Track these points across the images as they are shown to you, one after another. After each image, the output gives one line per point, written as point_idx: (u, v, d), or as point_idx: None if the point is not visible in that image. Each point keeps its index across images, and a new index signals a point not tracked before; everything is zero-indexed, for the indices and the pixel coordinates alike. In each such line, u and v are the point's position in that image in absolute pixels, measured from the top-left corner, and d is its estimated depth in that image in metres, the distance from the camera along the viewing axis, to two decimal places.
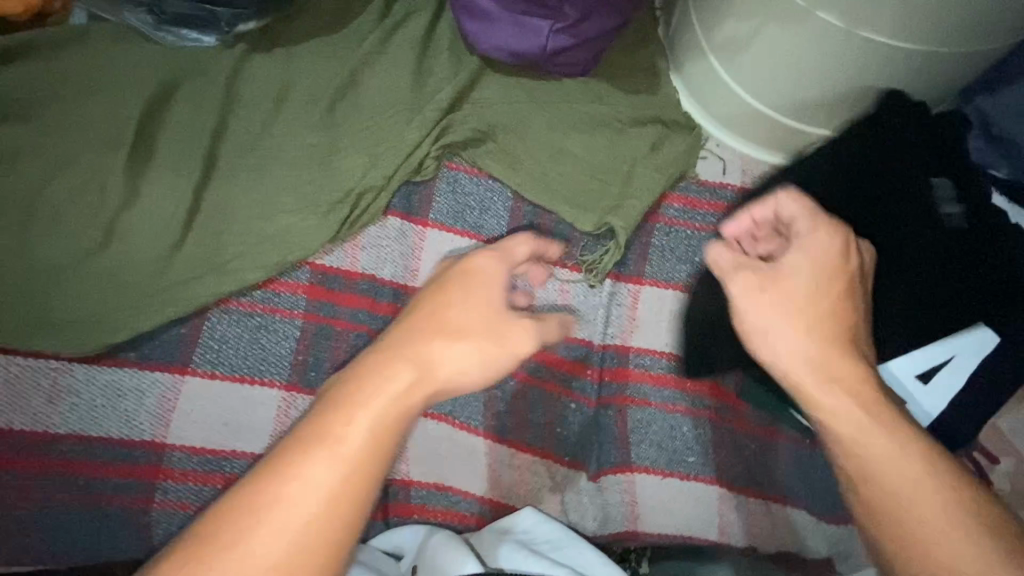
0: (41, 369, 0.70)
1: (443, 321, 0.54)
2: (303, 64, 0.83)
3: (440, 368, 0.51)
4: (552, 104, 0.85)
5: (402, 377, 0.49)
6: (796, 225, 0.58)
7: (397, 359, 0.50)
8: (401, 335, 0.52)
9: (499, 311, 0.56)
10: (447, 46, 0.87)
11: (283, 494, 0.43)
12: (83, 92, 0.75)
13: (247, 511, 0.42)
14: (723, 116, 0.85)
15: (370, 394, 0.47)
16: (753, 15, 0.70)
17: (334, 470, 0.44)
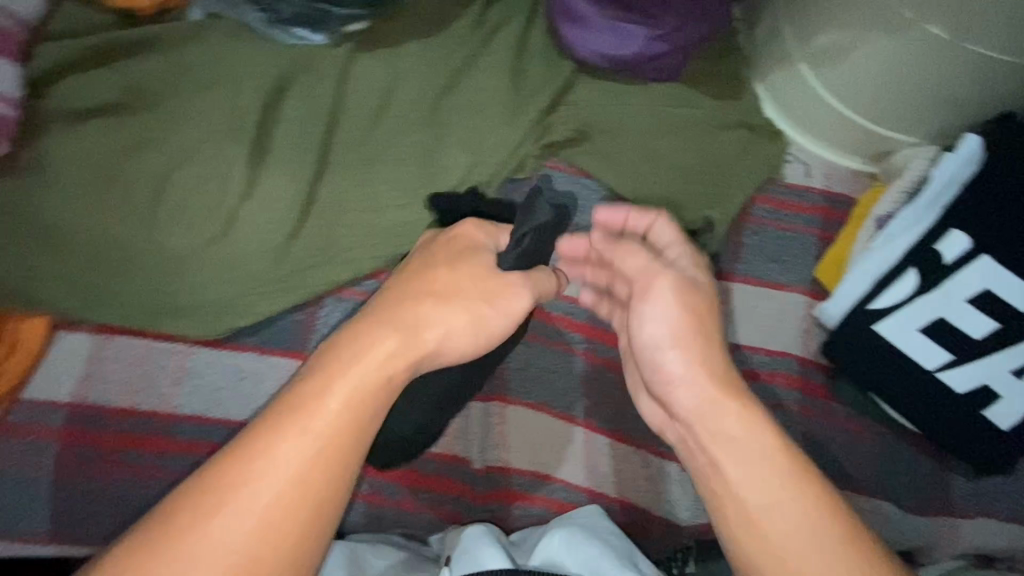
0: (165, 351, 0.73)
1: (432, 312, 0.56)
2: (408, 65, 0.86)
3: (427, 332, 0.55)
4: (644, 107, 0.88)
5: (356, 378, 0.51)
6: (671, 252, 0.66)
7: (370, 349, 0.52)
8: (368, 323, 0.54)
9: (452, 302, 0.57)
10: (542, 49, 0.90)
11: (252, 471, 0.46)
12: (204, 86, 0.77)
13: (206, 503, 0.46)
14: (807, 122, 0.89)
15: (334, 390, 0.50)
16: (855, 27, 0.74)
17: (301, 449, 0.47)
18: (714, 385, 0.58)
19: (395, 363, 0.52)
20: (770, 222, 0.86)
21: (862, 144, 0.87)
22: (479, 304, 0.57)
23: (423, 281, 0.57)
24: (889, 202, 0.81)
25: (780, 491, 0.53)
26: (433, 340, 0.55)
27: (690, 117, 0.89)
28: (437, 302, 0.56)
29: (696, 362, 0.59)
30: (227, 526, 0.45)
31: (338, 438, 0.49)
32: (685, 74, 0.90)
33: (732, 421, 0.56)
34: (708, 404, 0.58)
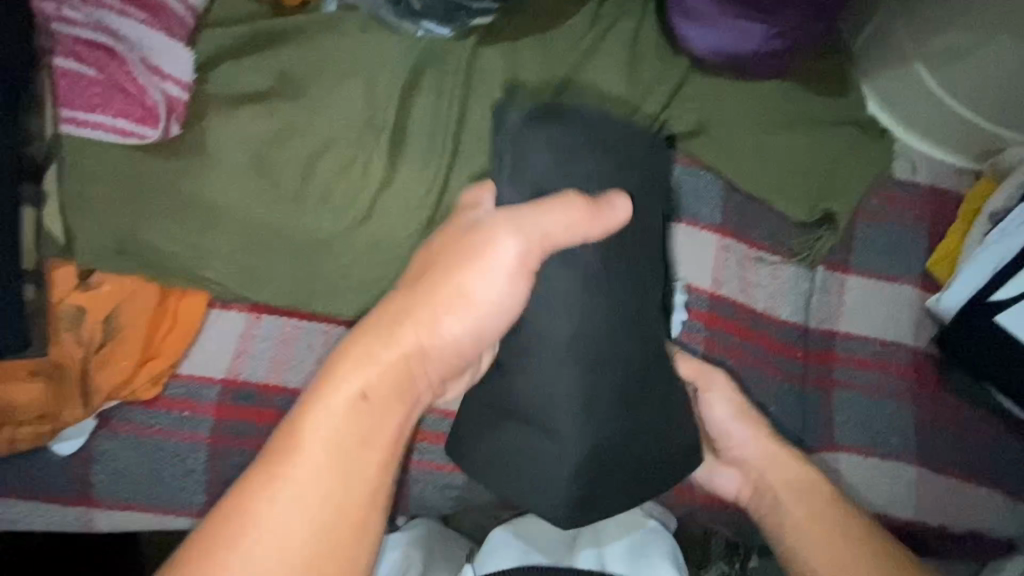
0: (309, 329, 0.74)
1: (422, 316, 0.53)
2: (528, 58, 0.88)
3: (427, 330, 0.53)
4: (756, 102, 0.90)
5: (357, 382, 0.52)
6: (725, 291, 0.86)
7: (361, 355, 0.52)
8: (365, 333, 0.53)
9: (450, 308, 0.54)
10: (656, 45, 0.92)
11: (264, 502, 0.49)
12: (343, 74, 0.79)
13: (247, 500, 0.49)
14: (914, 119, 0.91)
15: (336, 395, 0.51)
16: (982, 26, 0.77)
17: (316, 470, 0.49)
18: (767, 457, 0.77)
19: (385, 372, 0.52)
20: (880, 216, 0.90)
21: (968, 141, 0.89)
22: (446, 278, 0.54)
23: (421, 288, 0.54)
24: (1004, 197, 0.83)
25: (797, 501, 0.73)
26: (410, 344, 0.53)
27: (802, 113, 0.90)
28: (412, 311, 0.54)
29: (747, 438, 0.79)
30: (267, 512, 0.49)
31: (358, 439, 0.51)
32: (796, 70, 0.91)
33: (777, 471, 0.76)
34: (759, 461, 0.77)
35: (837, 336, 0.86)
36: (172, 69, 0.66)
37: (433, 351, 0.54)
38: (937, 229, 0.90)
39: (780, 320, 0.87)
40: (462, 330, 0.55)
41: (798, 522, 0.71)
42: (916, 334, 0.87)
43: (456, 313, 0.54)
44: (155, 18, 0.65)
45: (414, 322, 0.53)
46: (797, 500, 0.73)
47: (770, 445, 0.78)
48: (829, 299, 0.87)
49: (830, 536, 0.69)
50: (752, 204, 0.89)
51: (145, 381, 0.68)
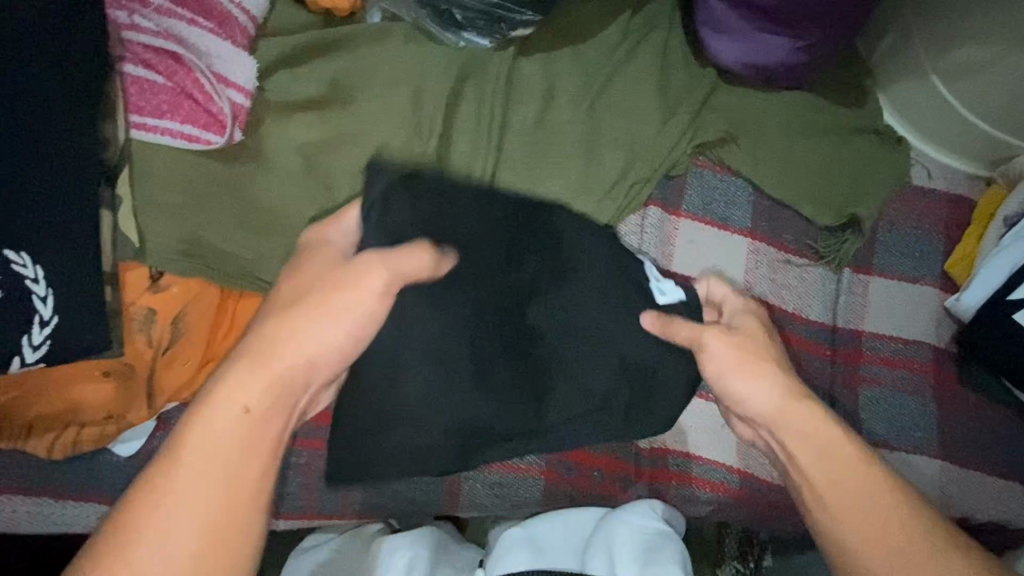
0: None
1: (302, 331, 0.58)
2: (564, 69, 0.92)
3: (238, 372, 0.57)
4: (781, 113, 0.94)
5: (253, 394, 0.56)
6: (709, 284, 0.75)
7: (240, 373, 0.56)
8: (246, 344, 0.58)
9: (325, 321, 0.58)
10: (685, 57, 0.96)
11: (151, 516, 0.53)
12: (391, 83, 0.81)
13: (143, 509, 0.53)
14: (930, 130, 0.95)
15: (216, 406, 0.55)
16: (998, 43, 0.82)
17: (198, 476, 0.54)
18: (793, 418, 0.65)
19: (265, 383, 0.57)
20: (900, 220, 0.94)
21: (981, 149, 0.94)
22: (307, 298, 0.59)
23: (301, 302, 0.59)
24: (1018, 202, 0.88)
25: (834, 470, 0.64)
26: (290, 358, 0.58)
27: (824, 122, 0.95)
28: (284, 328, 0.58)
29: (763, 393, 0.66)
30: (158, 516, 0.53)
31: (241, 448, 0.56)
32: (818, 83, 0.96)
33: (809, 434, 0.65)
34: (784, 423, 0.66)
35: (863, 335, 0.91)
36: (236, 78, 0.68)
37: (287, 360, 0.58)
38: (953, 232, 0.95)
39: (808, 320, 0.91)
40: (339, 344, 0.59)
41: (842, 493, 0.63)
42: (936, 332, 0.91)
43: (329, 324, 0.58)
44: (220, 28, 0.68)
45: (298, 332, 0.58)
46: (835, 468, 0.64)
47: (800, 405, 0.66)
48: (854, 299, 0.92)
49: (865, 512, 0.62)
50: (779, 209, 0.93)
51: (205, 382, 0.69)
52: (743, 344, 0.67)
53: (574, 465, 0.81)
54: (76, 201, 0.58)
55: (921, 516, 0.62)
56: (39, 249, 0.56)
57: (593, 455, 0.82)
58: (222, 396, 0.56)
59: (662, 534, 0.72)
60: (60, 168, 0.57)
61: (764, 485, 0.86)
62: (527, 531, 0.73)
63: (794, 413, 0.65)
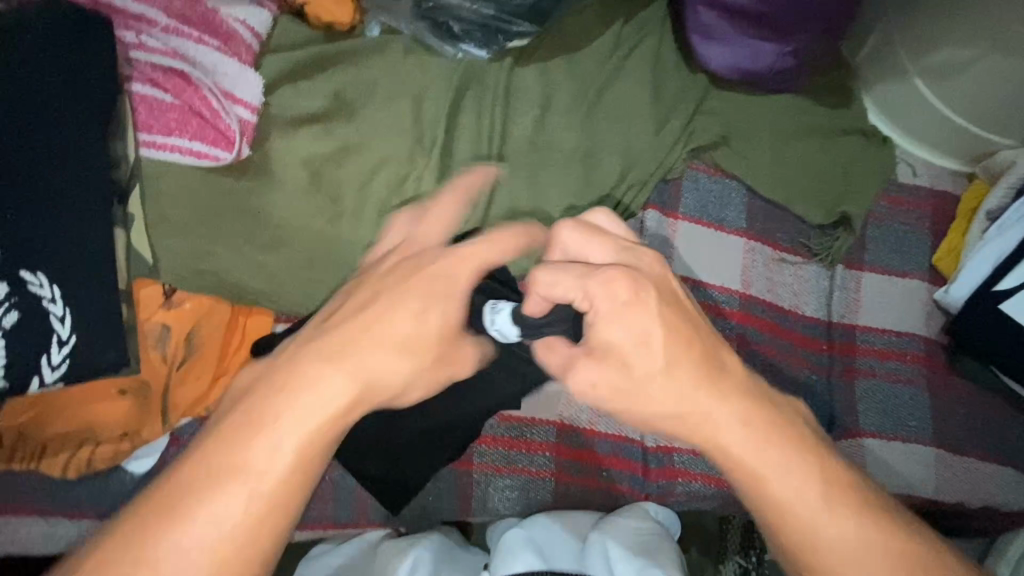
0: None
1: (383, 331, 0.53)
2: (560, 78, 0.94)
3: (318, 384, 0.49)
4: (770, 116, 0.97)
5: (339, 390, 0.49)
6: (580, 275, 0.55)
7: (315, 389, 0.49)
8: (338, 334, 0.52)
9: (406, 318, 0.53)
10: (676, 63, 0.98)
11: (167, 547, 0.44)
12: (392, 95, 0.82)
13: (163, 528, 0.44)
14: (914, 129, 0.99)
15: (300, 392, 0.48)
16: (976, 45, 0.85)
17: (239, 504, 0.45)
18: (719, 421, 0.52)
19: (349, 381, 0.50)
20: (888, 216, 0.97)
21: (963, 146, 0.97)
22: (387, 317, 0.53)
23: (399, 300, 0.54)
24: (1000, 196, 0.91)
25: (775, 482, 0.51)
26: (381, 365, 0.51)
27: (811, 124, 0.98)
28: (381, 339, 0.52)
29: (673, 414, 0.52)
30: (194, 516, 0.45)
31: (307, 451, 0.47)
32: (805, 86, 0.98)
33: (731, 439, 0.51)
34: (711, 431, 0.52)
35: (857, 329, 0.93)
36: (243, 94, 0.68)
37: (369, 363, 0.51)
38: (940, 227, 0.98)
39: (804, 316, 0.94)
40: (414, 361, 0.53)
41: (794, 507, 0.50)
42: (928, 324, 0.95)
43: (413, 320, 0.54)
44: (226, 45, 0.68)
45: (386, 351, 0.52)
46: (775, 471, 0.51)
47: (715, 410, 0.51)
48: (847, 294, 0.94)
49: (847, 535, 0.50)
50: (772, 209, 0.96)
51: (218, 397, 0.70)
52: (610, 369, 0.52)
53: (582, 464, 0.82)
54: (91, 222, 0.59)
55: (886, 514, 0.51)
56: (54, 271, 0.57)
57: (601, 454, 0.83)
58: (309, 383, 0.49)
59: (654, 534, 0.75)
60: (74, 190, 0.58)
61: None
62: (525, 531, 0.74)
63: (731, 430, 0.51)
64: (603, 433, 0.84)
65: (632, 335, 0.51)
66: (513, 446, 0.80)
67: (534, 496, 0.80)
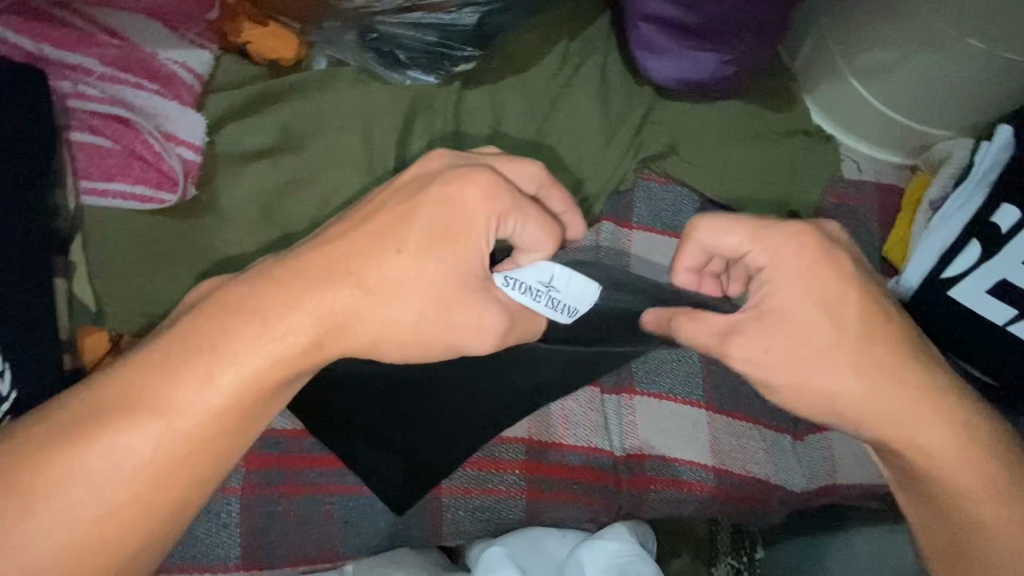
0: None
1: (357, 275, 0.53)
2: (509, 98, 0.96)
3: (270, 325, 0.52)
4: (716, 122, 1.00)
5: (298, 329, 0.52)
6: (748, 258, 0.56)
7: (258, 332, 0.51)
8: (321, 265, 0.53)
9: (393, 255, 0.53)
10: (622, 78, 1.01)
11: (91, 461, 0.49)
12: (341, 125, 0.83)
13: (84, 442, 0.49)
14: (855, 125, 1.02)
15: (255, 324, 0.52)
16: (903, 44, 0.89)
17: (159, 436, 0.50)
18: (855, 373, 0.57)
19: (312, 316, 0.53)
20: (838, 212, 1.00)
21: (903, 140, 1.01)
22: (376, 261, 0.53)
23: (386, 238, 0.54)
24: (939, 187, 0.95)
25: (907, 425, 0.59)
26: (351, 304, 0.53)
27: (757, 128, 1.01)
28: (354, 277, 0.53)
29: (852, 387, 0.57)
30: (123, 436, 0.50)
31: (239, 388, 0.51)
32: (747, 92, 1.02)
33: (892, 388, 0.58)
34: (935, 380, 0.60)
35: None
36: (185, 136, 0.69)
37: (332, 302, 0.53)
38: (887, 220, 1.01)
39: None
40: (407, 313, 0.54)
41: (934, 446, 0.60)
42: None
43: (400, 260, 0.53)
44: (166, 88, 0.69)
45: (353, 292, 0.53)
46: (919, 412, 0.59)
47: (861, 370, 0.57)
48: None
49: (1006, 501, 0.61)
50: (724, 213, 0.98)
51: None
52: (773, 333, 0.56)
53: (554, 479, 0.83)
54: (32, 274, 0.59)
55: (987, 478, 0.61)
56: None
57: (570, 467, 0.84)
58: (268, 317, 0.52)
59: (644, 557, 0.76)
60: (25, 241, 0.59)
61: (738, 478, 0.90)
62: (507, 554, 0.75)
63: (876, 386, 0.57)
64: (572, 446, 0.84)
65: (797, 302, 0.56)
66: (481, 467, 0.80)
67: (512, 516, 0.81)
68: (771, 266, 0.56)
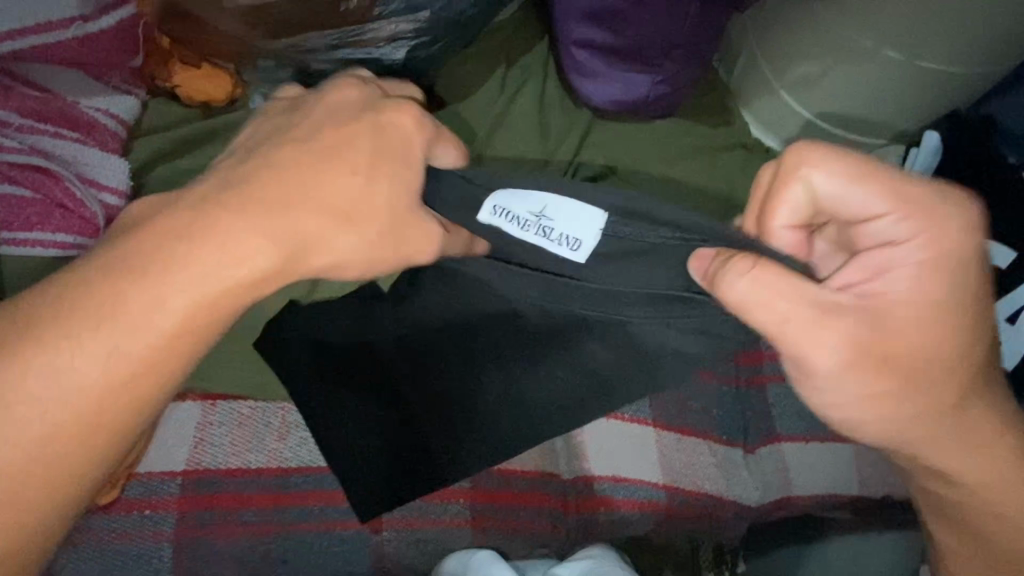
0: (269, 409, 0.78)
1: (319, 196, 0.55)
2: (446, 126, 0.97)
3: (227, 241, 0.52)
4: (654, 140, 1.02)
5: (257, 254, 0.53)
6: (876, 223, 0.52)
7: (219, 246, 0.52)
8: (289, 193, 0.54)
9: (349, 177, 0.55)
10: (560, 102, 1.03)
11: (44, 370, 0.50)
12: None
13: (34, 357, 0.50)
14: (791, 137, 1.04)
15: (211, 245, 0.52)
16: (825, 57, 0.91)
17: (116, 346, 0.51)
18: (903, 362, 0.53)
19: (276, 242, 0.53)
20: None
21: (838, 149, 1.02)
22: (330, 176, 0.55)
23: (333, 161, 0.55)
24: None
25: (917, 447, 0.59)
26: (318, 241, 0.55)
27: (695, 144, 1.02)
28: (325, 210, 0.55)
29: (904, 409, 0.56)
30: (83, 357, 0.50)
31: (194, 310, 0.52)
32: (684, 109, 1.03)
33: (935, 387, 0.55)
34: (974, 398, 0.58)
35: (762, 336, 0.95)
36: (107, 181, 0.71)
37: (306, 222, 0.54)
38: None
39: None
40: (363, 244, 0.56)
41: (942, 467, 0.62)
42: None
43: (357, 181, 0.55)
44: (89, 134, 0.71)
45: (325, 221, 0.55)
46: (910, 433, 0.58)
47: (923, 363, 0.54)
48: None
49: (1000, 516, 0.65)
50: None
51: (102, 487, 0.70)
52: (865, 326, 0.51)
53: (500, 506, 0.83)
54: None
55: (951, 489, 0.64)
56: None
57: (516, 492, 0.84)
58: (226, 236, 0.52)
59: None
60: None
61: (689, 494, 0.89)
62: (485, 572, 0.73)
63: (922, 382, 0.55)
64: (518, 472, 0.84)
65: (914, 291, 0.53)
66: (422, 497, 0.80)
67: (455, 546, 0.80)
68: (916, 241, 0.52)
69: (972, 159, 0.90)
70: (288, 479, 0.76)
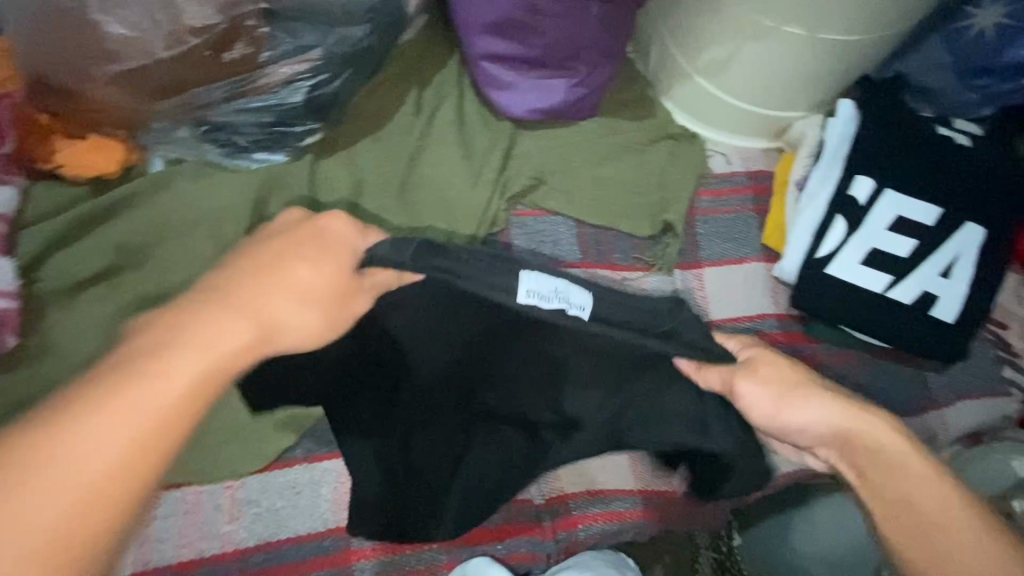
0: (217, 490, 0.74)
1: (271, 291, 0.52)
2: (366, 159, 0.94)
3: (180, 359, 0.46)
4: (581, 144, 1.00)
5: (188, 370, 0.46)
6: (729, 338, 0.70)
7: (124, 385, 0.43)
8: (232, 288, 0.51)
9: (295, 269, 0.53)
10: (479, 118, 1.00)
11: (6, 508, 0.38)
12: (183, 230, 0.83)
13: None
14: (715, 121, 1.04)
15: (118, 397, 0.43)
16: (732, 41, 0.90)
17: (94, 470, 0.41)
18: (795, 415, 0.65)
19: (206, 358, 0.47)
20: (712, 210, 1.01)
21: (762, 126, 1.03)
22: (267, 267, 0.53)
23: (266, 266, 0.53)
24: (801, 168, 0.96)
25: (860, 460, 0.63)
26: (181, 368, 0.45)
27: (622, 141, 1.01)
28: (228, 300, 0.50)
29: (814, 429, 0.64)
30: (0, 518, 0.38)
31: (114, 420, 0.42)
32: (605, 108, 1.02)
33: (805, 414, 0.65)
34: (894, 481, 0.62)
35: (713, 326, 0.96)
36: None
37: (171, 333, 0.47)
38: (762, 207, 1.03)
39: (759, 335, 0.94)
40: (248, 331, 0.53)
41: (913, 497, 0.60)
42: (774, 300, 0.97)
43: (279, 282, 0.52)
44: None
45: (264, 294, 0.51)
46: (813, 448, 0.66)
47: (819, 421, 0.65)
48: (694, 295, 0.97)
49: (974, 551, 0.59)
50: (602, 232, 0.99)
51: None
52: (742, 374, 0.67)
53: (477, 543, 0.81)
54: None
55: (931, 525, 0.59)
56: None
57: (491, 526, 0.82)
58: (157, 358, 0.45)
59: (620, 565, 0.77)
60: None
61: (665, 496, 0.88)
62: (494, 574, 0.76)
63: (809, 422, 0.65)
64: None
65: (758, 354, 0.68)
66: (395, 551, 0.78)
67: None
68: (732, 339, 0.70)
69: (890, 117, 0.92)
70: (247, 560, 0.73)
